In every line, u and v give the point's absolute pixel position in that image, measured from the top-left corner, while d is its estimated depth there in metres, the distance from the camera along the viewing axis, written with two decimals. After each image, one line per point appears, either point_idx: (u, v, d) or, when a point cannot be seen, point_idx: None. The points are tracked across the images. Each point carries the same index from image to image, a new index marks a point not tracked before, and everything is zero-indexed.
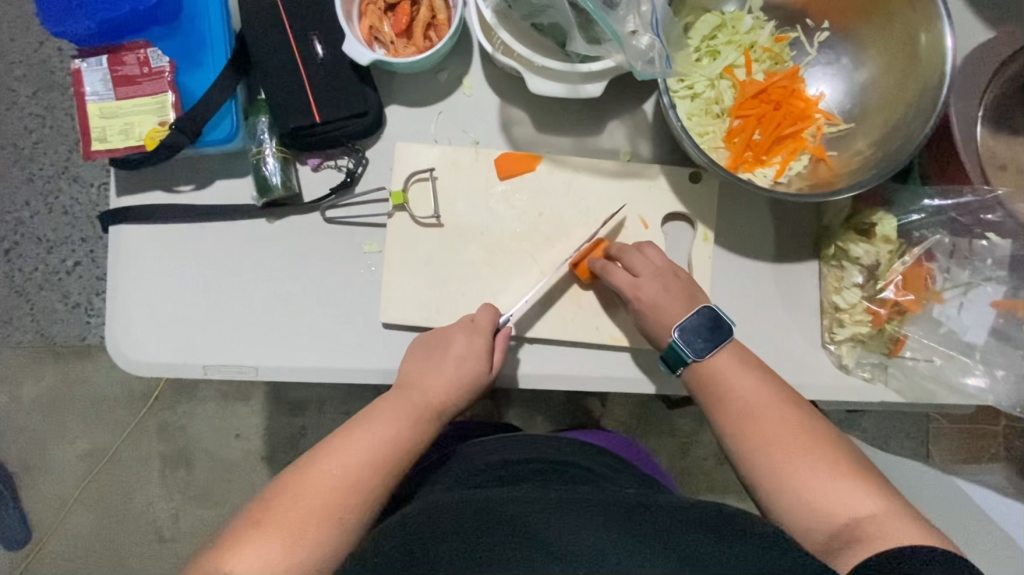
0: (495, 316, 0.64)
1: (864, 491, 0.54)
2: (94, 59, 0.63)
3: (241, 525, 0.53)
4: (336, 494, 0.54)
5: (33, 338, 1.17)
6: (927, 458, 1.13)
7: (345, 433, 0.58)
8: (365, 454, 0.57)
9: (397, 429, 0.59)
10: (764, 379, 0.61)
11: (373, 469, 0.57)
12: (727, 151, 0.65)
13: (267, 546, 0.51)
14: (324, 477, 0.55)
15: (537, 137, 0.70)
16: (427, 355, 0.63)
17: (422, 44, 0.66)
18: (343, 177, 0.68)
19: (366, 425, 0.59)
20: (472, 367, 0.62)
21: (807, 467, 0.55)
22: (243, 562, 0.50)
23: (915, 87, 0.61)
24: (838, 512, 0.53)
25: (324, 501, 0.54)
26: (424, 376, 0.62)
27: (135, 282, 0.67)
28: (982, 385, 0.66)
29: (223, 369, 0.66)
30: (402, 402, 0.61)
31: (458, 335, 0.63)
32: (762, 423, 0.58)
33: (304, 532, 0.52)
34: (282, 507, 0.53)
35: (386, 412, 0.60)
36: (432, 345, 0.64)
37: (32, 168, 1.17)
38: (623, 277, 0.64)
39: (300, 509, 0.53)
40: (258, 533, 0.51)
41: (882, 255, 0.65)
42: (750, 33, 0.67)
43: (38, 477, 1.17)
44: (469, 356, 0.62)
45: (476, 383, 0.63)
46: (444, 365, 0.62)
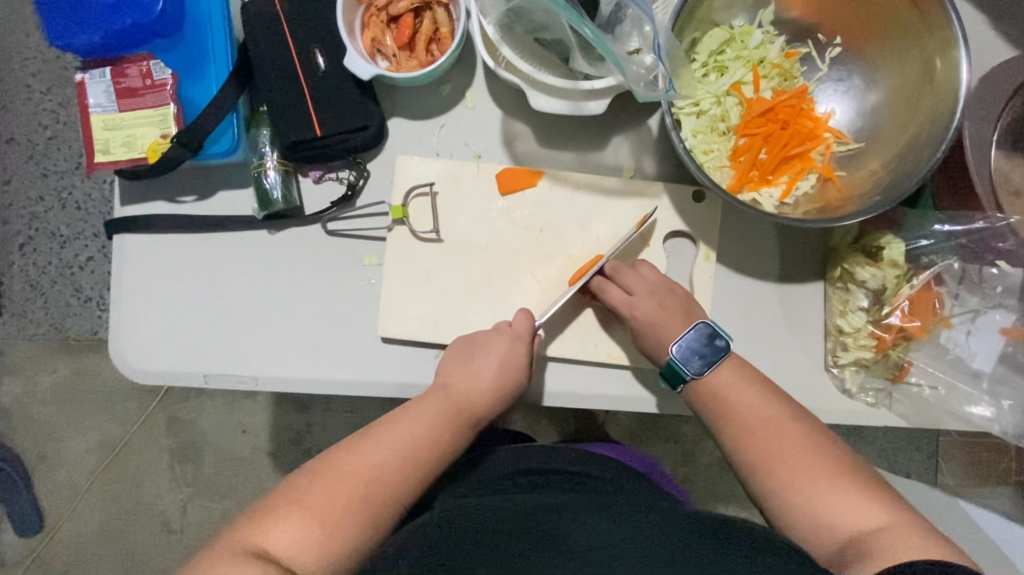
0: (533, 322, 0.63)
1: (870, 504, 0.53)
2: (98, 72, 0.64)
3: (278, 504, 0.53)
4: (372, 487, 0.55)
5: (46, 331, 1.19)
6: (936, 472, 1.12)
7: (382, 427, 0.58)
8: (400, 452, 0.57)
9: (433, 431, 0.58)
10: (764, 394, 0.60)
11: (407, 468, 0.56)
12: (732, 170, 0.63)
13: (302, 530, 0.51)
14: (363, 467, 0.55)
15: (539, 151, 0.69)
16: (468, 356, 0.63)
17: (425, 57, 0.66)
18: (343, 190, 0.68)
19: (404, 423, 0.58)
20: (511, 376, 0.62)
21: (807, 483, 0.55)
22: (279, 540, 0.51)
23: (929, 108, 0.59)
24: (844, 526, 0.53)
25: (358, 493, 0.54)
26: (463, 378, 0.62)
27: (138, 290, 0.67)
28: (988, 415, 0.65)
29: (223, 379, 0.67)
30: (444, 400, 0.60)
31: (499, 339, 0.62)
32: (759, 440, 0.58)
33: (340, 519, 0.53)
34: (319, 493, 0.54)
35: (429, 410, 0.59)
36: (471, 347, 0.63)
37: (47, 164, 1.19)
38: (618, 296, 0.64)
39: (335, 498, 0.53)
40: (294, 515, 0.52)
41: (888, 279, 0.64)
42: (760, 48, 0.66)
43: (50, 466, 1.20)
44: (508, 363, 0.61)
45: (513, 393, 0.63)
46: (482, 369, 0.62)
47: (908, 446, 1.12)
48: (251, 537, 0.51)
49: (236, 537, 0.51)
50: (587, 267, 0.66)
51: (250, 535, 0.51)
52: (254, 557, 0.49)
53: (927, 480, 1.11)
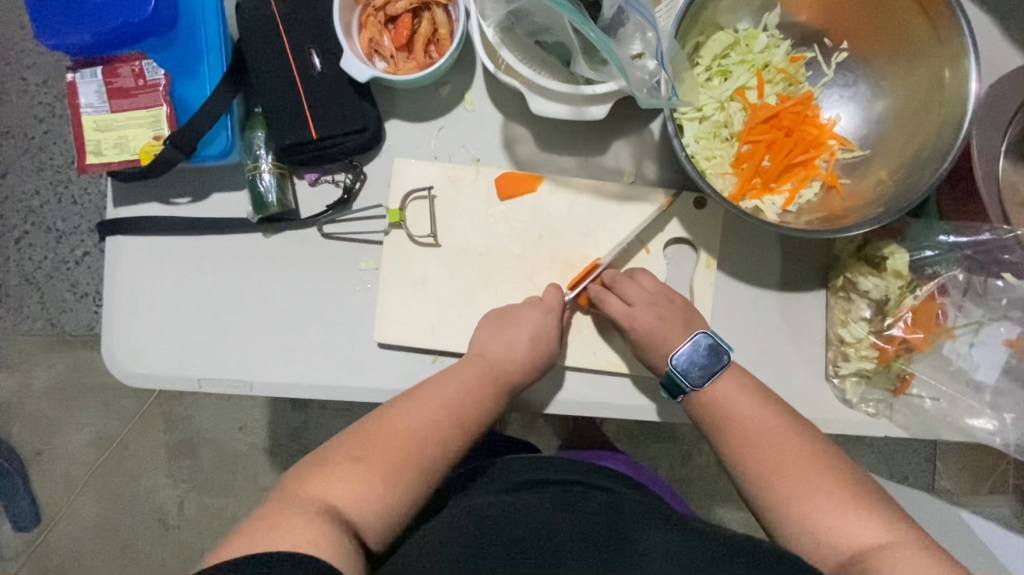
0: (563, 294, 0.64)
1: (869, 520, 0.52)
2: (89, 72, 0.62)
3: (333, 456, 0.54)
4: (423, 444, 0.55)
5: (42, 326, 1.18)
6: (934, 477, 1.11)
7: (426, 389, 0.59)
8: (445, 413, 0.57)
9: (475, 394, 0.59)
10: (765, 405, 0.60)
11: (452, 428, 0.57)
12: (734, 177, 0.62)
13: (359, 482, 0.52)
14: (410, 424, 0.56)
15: (538, 155, 0.68)
16: (504, 322, 0.63)
17: (424, 58, 0.64)
18: (340, 193, 0.66)
19: (445, 386, 0.59)
20: (548, 344, 0.62)
21: (806, 496, 0.54)
22: (336, 492, 0.51)
23: (936, 117, 0.58)
24: (843, 542, 0.51)
25: (410, 450, 0.54)
26: (499, 344, 0.62)
27: (130, 293, 0.67)
28: (990, 428, 0.65)
29: (216, 384, 0.66)
30: (483, 363, 0.61)
31: (535, 306, 0.63)
32: (759, 452, 0.57)
33: (396, 470, 0.53)
34: (373, 449, 0.54)
35: (469, 371, 0.60)
36: (505, 316, 0.63)
37: (42, 158, 1.17)
38: (618, 306, 0.63)
39: (389, 453, 0.54)
40: (351, 465, 0.52)
41: (892, 290, 0.63)
42: (765, 52, 0.64)
43: (46, 462, 1.19)
44: (545, 327, 0.62)
45: (549, 360, 0.63)
46: (518, 337, 0.62)
47: (906, 450, 1.11)
48: (309, 488, 0.51)
49: (295, 489, 0.51)
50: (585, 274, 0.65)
51: (307, 487, 0.51)
52: (315, 506, 0.49)
53: (925, 484, 1.11)
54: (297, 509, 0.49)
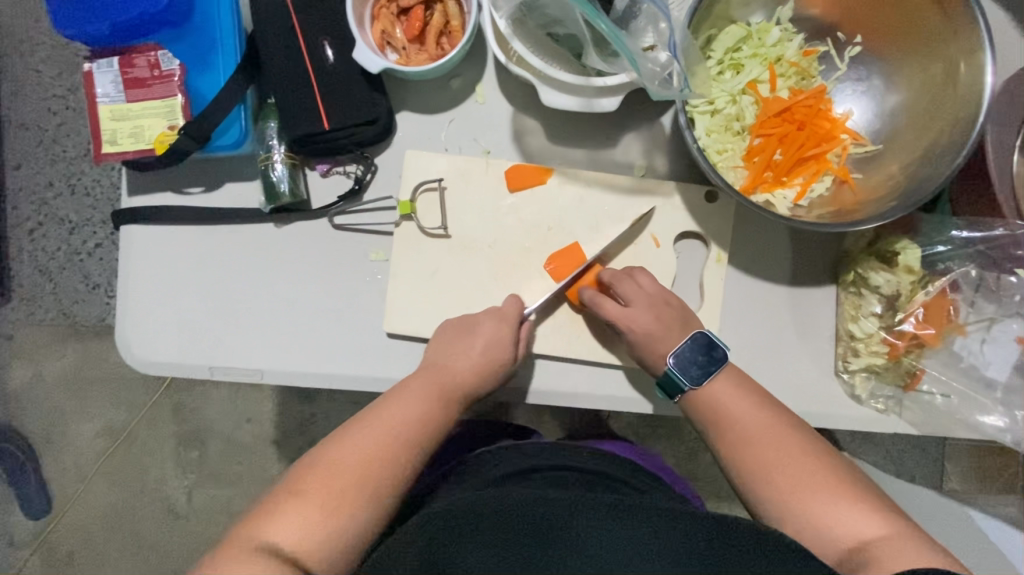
0: (521, 306, 0.64)
1: (869, 513, 0.52)
2: (105, 62, 0.63)
3: (275, 498, 0.52)
4: (372, 466, 0.54)
5: (54, 317, 1.19)
6: (942, 476, 1.11)
7: (374, 409, 0.58)
8: (394, 431, 0.57)
9: (426, 409, 0.59)
10: (761, 404, 0.59)
11: (403, 444, 0.57)
12: (746, 171, 0.62)
13: (303, 520, 0.51)
14: (353, 452, 0.55)
15: (549, 148, 0.68)
16: (458, 335, 0.63)
17: (435, 51, 0.65)
18: (351, 184, 0.67)
19: (394, 404, 0.58)
20: (501, 353, 0.62)
21: (806, 493, 0.54)
22: (280, 533, 0.50)
23: (951, 112, 0.57)
24: (843, 535, 0.52)
25: (357, 476, 0.54)
26: (450, 360, 0.62)
27: (144, 280, 0.67)
28: (1000, 425, 0.64)
29: (227, 371, 0.67)
30: (431, 379, 0.61)
31: (487, 318, 0.63)
32: (758, 449, 0.57)
33: (340, 503, 0.52)
34: (317, 480, 0.53)
35: (415, 390, 0.60)
36: (458, 329, 0.63)
37: (56, 150, 1.18)
38: (614, 308, 0.62)
39: (336, 482, 0.53)
40: (295, 503, 0.51)
41: (903, 285, 0.62)
42: (777, 45, 0.64)
43: (57, 450, 1.21)
44: (495, 341, 0.62)
45: (501, 370, 0.62)
46: (472, 347, 0.62)
47: (914, 449, 1.11)
48: (252, 534, 0.50)
49: (239, 537, 0.50)
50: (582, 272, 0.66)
51: (249, 532, 0.50)
52: (259, 553, 0.48)
53: (933, 485, 1.10)
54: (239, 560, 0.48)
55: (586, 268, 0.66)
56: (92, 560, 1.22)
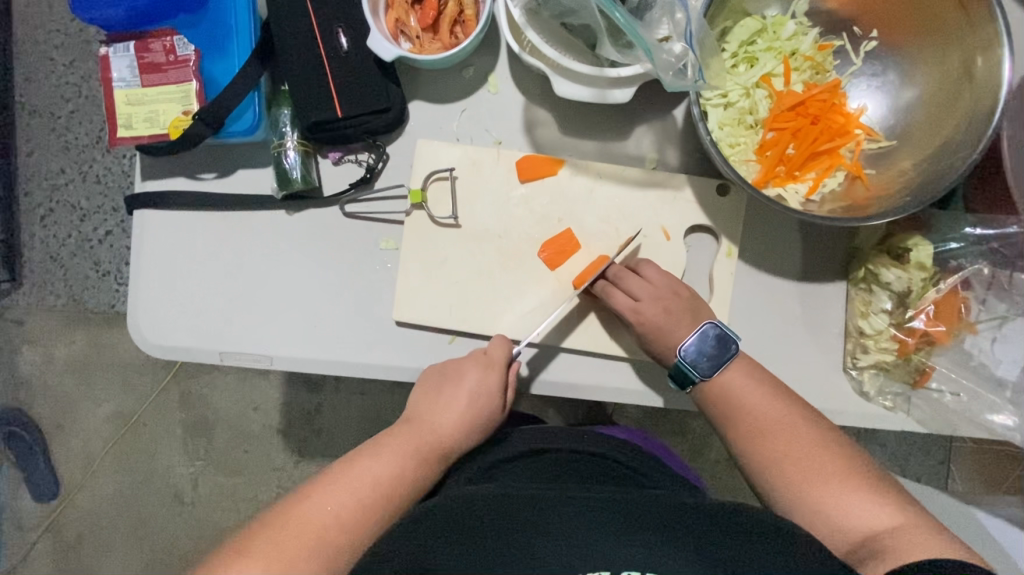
0: (509, 349, 0.63)
1: (879, 504, 0.53)
2: (122, 46, 0.64)
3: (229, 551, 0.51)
4: (333, 529, 0.53)
5: (64, 302, 1.20)
6: (947, 477, 1.10)
7: (347, 466, 0.57)
8: (364, 492, 0.56)
9: (398, 469, 0.58)
10: (773, 393, 0.60)
11: (370, 506, 0.55)
12: (758, 165, 0.62)
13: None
14: (314, 516, 0.53)
15: (560, 139, 0.68)
16: (439, 388, 0.63)
17: (449, 39, 0.65)
18: (363, 172, 0.67)
19: (368, 462, 0.58)
20: (484, 407, 0.63)
21: (820, 483, 0.55)
22: None
23: (967, 108, 0.57)
24: (855, 525, 0.53)
25: (315, 537, 0.52)
26: (431, 411, 0.62)
27: (156, 265, 0.68)
28: (1009, 424, 0.64)
29: (238, 357, 0.67)
30: (411, 436, 0.61)
31: (471, 367, 0.63)
32: (771, 440, 0.58)
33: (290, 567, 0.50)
34: (276, 541, 0.52)
35: (390, 447, 0.59)
36: (443, 377, 0.63)
37: (68, 137, 1.19)
38: (623, 300, 0.63)
39: (288, 547, 0.51)
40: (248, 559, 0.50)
41: (914, 282, 0.62)
42: (793, 39, 0.64)
43: (67, 435, 1.22)
44: (480, 392, 0.62)
45: (484, 422, 0.63)
46: (455, 402, 0.62)
47: (920, 449, 1.10)
48: None
49: None
50: (593, 269, 0.65)
51: None
52: None
53: (938, 485, 1.10)
54: None
55: (595, 261, 0.66)
56: (99, 545, 1.23)
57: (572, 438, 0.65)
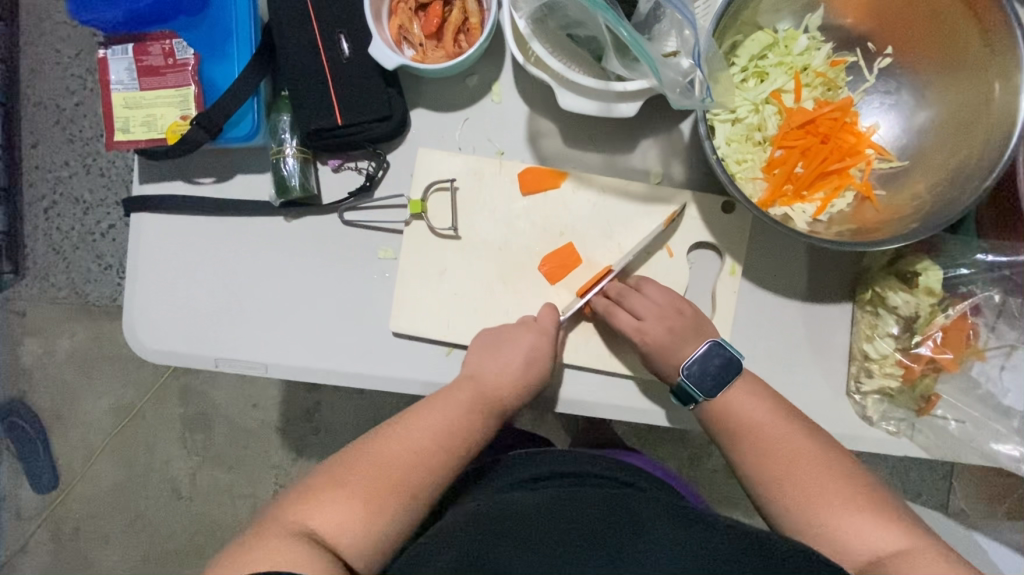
0: (558, 316, 0.63)
1: (884, 526, 0.52)
2: (120, 48, 0.63)
3: (320, 482, 0.54)
4: (413, 468, 0.55)
5: (66, 295, 1.20)
6: (949, 494, 1.09)
7: (419, 410, 0.59)
8: (435, 438, 0.57)
9: (466, 417, 0.59)
10: (779, 408, 0.59)
11: (443, 449, 0.57)
12: (765, 183, 0.61)
13: (344, 510, 0.52)
14: (393, 453, 0.56)
15: (564, 151, 0.67)
16: (495, 345, 0.62)
17: (452, 48, 0.63)
18: (362, 181, 0.66)
19: (437, 408, 0.59)
20: (541, 367, 0.61)
21: (823, 502, 0.54)
22: (322, 519, 0.52)
23: (982, 131, 0.55)
24: (862, 548, 0.52)
25: (403, 474, 0.55)
26: (491, 366, 0.61)
27: (152, 270, 0.67)
28: (1016, 455, 0.63)
29: (234, 364, 0.67)
30: (472, 386, 0.60)
31: (523, 330, 0.62)
32: (775, 457, 0.57)
33: (378, 498, 0.53)
34: (361, 474, 0.54)
35: (456, 395, 0.60)
36: (499, 338, 0.62)
37: (73, 129, 1.19)
38: (626, 320, 0.62)
39: (371, 478, 0.54)
40: (340, 488, 0.53)
41: (922, 306, 0.61)
42: (805, 54, 0.62)
43: (66, 427, 1.22)
44: (538, 353, 0.61)
45: (542, 379, 0.62)
46: (511, 361, 0.61)
47: (922, 465, 1.10)
48: (296, 517, 0.52)
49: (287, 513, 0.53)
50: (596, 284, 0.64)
51: (295, 515, 0.52)
52: (299, 536, 0.50)
53: (939, 503, 1.09)
54: (284, 539, 0.50)
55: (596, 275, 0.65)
56: (98, 537, 1.23)
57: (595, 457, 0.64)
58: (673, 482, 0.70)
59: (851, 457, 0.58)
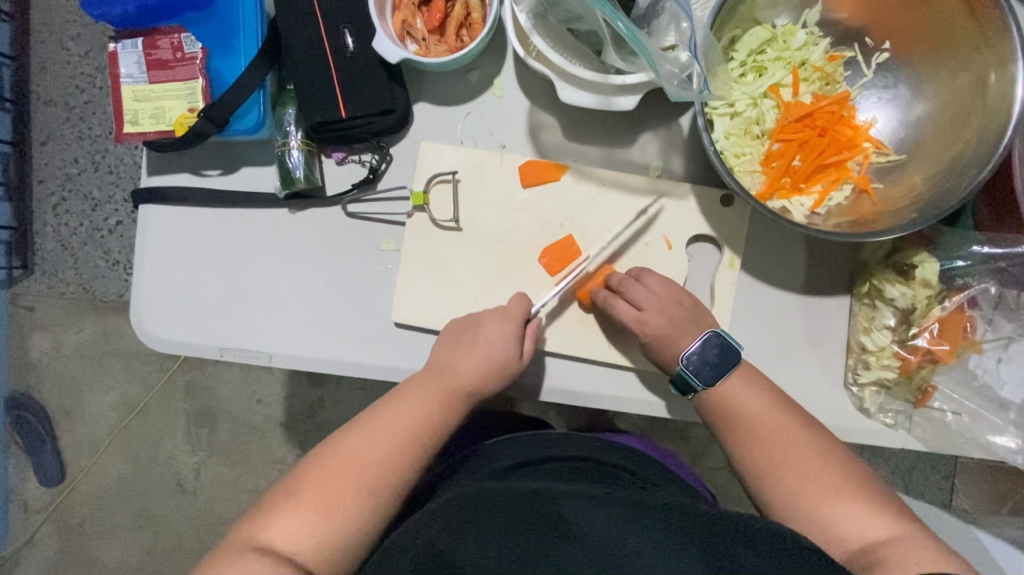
0: (528, 308, 0.63)
1: (877, 515, 0.53)
2: (129, 42, 0.65)
3: (277, 496, 0.55)
4: (368, 472, 0.56)
5: (74, 290, 1.22)
6: (952, 493, 1.08)
7: (378, 412, 0.59)
8: (394, 439, 0.57)
9: (425, 415, 0.59)
10: (775, 399, 0.59)
11: (402, 450, 0.57)
12: (763, 175, 0.61)
13: (299, 522, 0.53)
14: (349, 459, 0.56)
15: (564, 144, 0.67)
16: (459, 338, 0.62)
17: (455, 43, 0.65)
18: (366, 173, 0.67)
19: (396, 409, 0.59)
20: (504, 357, 0.61)
21: (816, 491, 0.54)
22: (276, 533, 0.53)
23: (978, 124, 0.56)
24: (852, 536, 0.52)
25: (357, 481, 0.55)
26: (452, 360, 0.61)
27: (159, 260, 0.68)
28: (1013, 447, 0.63)
29: (239, 353, 0.68)
30: (431, 381, 0.61)
31: (490, 318, 0.62)
32: (770, 446, 0.58)
33: (332, 507, 0.54)
34: (319, 483, 0.55)
35: (415, 392, 0.60)
36: (463, 329, 0.62)
37: (82, 127, 1.20)
38: (627, 311, 0.62)
39: (324, 487, 0.55)
40: (296, 501, 0.54)
41: (919, 299, 0.61)
42: (803, 49, 0.63)
43: (73, 420, 1.23)
44: (498, 343, 0.61)
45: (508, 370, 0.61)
46: (472, 353, 0.61)
47: (926, 465, 1.09)
48: (251, 533, 0.53)
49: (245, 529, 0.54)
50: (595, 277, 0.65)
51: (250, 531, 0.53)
52: (254, 551, 0.52)
53: (941, 502, 1.09)
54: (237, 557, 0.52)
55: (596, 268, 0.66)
56: (103, 530, 1.24)
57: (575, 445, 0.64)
58: (673, 466, 0.70)
59: (847, 449, 0.59)
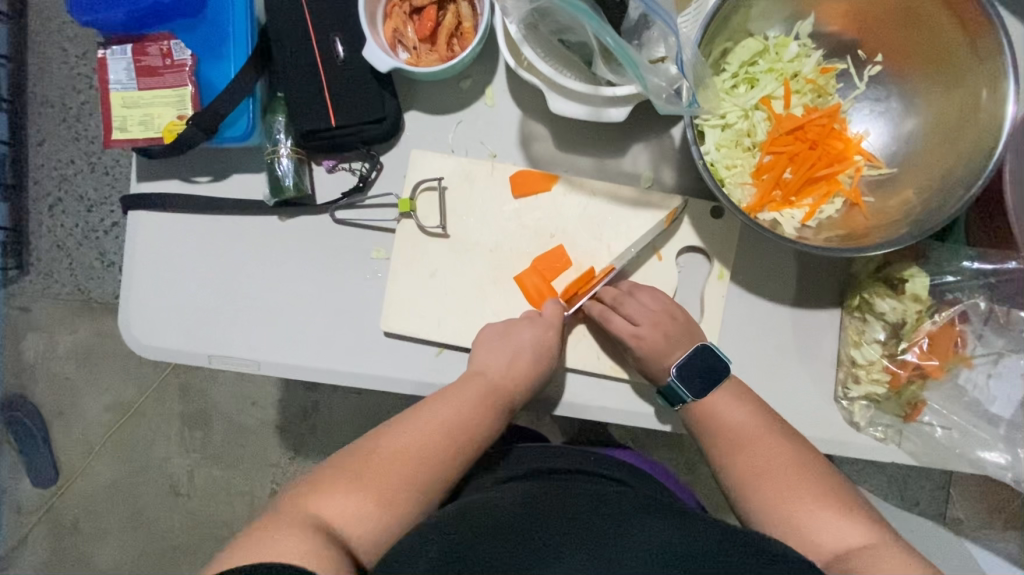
0: (563, 310, 0.63)
1: (852, 521, 0.53)
2: (119, 49, 0.65)
3: (327, 474, 0.54)
4: (421, 461, 0.56)
5: (69, 292, 1.21)
6: (947, 503, 1.08)
7: (423, 406, 0.59)
8: (441, 431, 0.57)
9: (474, 410, 0.60)
10: (758, 411, 0.59)
11: (448, 443, 0.58)
12: (754, 188, 0.61)
13: (359, 504, 0.52)
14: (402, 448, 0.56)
15: (556, 154, 0.67)
16: (501, 341, 0.63)
17: (445, 52, 0.64)
18: (356, 181, 0.67)
19: (443, 403, 0.59)
20: (547, 360, 0.62)
21: (792, 498, 0.54)
22: (332, 509, 0.52)
23: (970, 139, 0.56)
24: (826, 543, 0.52)
25: (408, 468, 0.55)
26: (498, 361, 0.62)
27: (149, 265, 0.68)
28: (1002, 462, 0.64)
29: (227, 361, 0.67)
30: (480, 381, 0.61)
31: (536, 320, 0.63)
32: (751, 454, 0.58)
33: (392, 493, 0.54)
34: (370, 469, 0.54)
35: (465, 391, 0.60)
36: (504, 334, 0.63)
37: (78, 128, 1.20)
38: (623, 326, 0.62)
39: (381, 472, 0.54)
40: (358, 481, 0.53)
41: (909, 313, 0.61)
42: (795, 61, 0.63)
43: (67, 421, 1.23)
44: (545, 346, 0.62)
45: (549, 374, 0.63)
46: (520, 353, 0.62)
47: (921, 474, 1.08)
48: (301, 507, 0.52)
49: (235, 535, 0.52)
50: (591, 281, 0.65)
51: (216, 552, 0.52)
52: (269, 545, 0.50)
53: (937, 511, 1.08)
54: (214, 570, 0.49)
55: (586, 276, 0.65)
56: (97, 531, 1.24)
57: (564, 458, 0.63)
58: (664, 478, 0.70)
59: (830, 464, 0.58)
